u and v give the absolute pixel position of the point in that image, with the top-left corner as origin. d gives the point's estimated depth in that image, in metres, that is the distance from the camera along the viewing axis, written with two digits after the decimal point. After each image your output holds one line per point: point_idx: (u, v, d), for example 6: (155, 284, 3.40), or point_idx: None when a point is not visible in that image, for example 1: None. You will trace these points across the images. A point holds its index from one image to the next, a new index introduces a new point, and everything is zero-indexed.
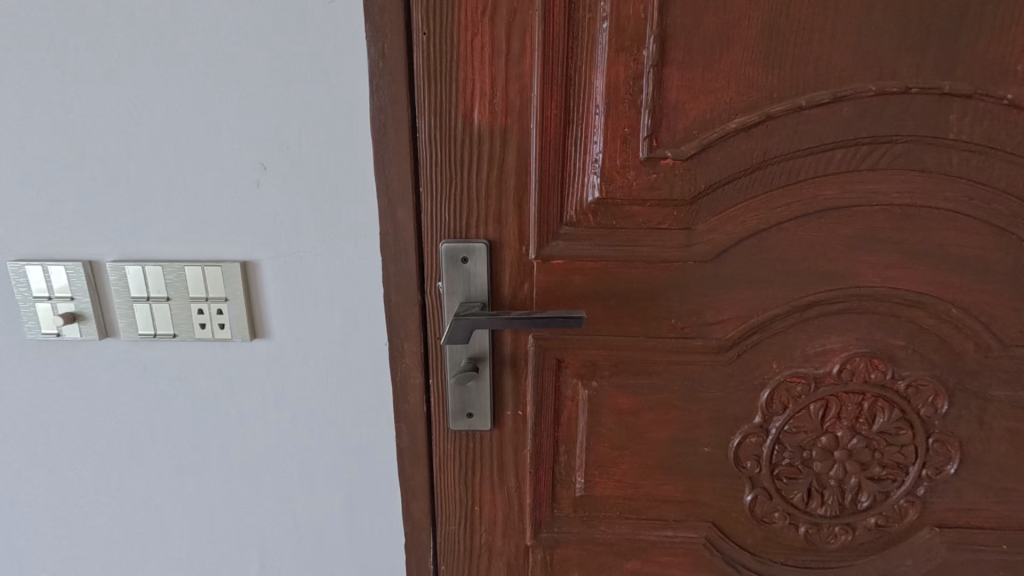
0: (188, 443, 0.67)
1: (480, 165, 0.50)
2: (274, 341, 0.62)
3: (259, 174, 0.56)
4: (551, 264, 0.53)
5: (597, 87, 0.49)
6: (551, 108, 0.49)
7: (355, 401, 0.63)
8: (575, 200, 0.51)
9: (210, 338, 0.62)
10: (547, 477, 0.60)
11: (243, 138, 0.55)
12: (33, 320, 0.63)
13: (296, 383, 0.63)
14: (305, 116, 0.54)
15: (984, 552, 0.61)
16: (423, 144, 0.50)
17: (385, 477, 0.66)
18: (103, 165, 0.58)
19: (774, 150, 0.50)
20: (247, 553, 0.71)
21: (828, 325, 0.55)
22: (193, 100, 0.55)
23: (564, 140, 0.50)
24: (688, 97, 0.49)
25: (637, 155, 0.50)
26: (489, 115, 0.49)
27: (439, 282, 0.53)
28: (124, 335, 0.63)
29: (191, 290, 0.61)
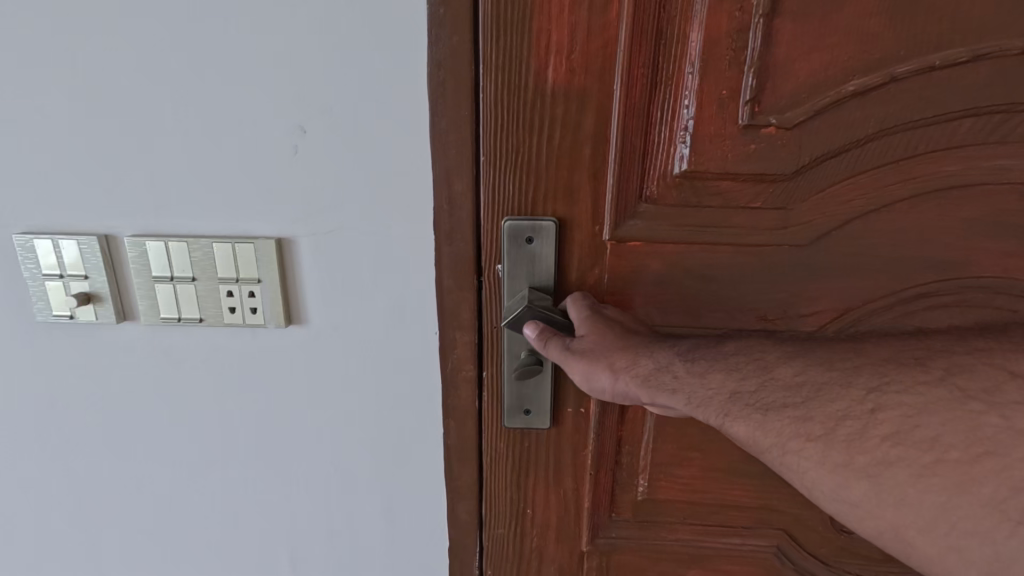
0: (214, 435, 0.62)
1: (553, 131, 0.44)
2: (311, 328, 0.57)
3: (298, 138, 0.51)
4: (625, 246, 0.48)
5: (692, 41, 0.43)
6: (639, 67, 0.43)
7: (397, 391, 0.59)
8: (657, 173, 0.46)
9: (240, 323, 0.57)
10: (607, 480, 0.55)
11: (285, 99, 0.50)
12: (42, 301, 0.58)
13: (335, 372, 0.58)
14: (353, 76, 0.49)
15: None
16: (487, 106, 0.44)
17: (427, 471, 0.62)
18: (120, 130, 0.52)
19: (893, 118, 0.44)
20: (277, 550, 0.67)
21: (934, 320, 0.50)
22: (229, 54, 0.49)
23: (649, 104, 0.44)
24: (798, 55, 0.43)
25: (736, 122, 0.45)
26: (567, 73, 0.43)
27: (499, 265, 0.48)
28: (144, 318, 0.58)
29: (220, 270, 0.55)
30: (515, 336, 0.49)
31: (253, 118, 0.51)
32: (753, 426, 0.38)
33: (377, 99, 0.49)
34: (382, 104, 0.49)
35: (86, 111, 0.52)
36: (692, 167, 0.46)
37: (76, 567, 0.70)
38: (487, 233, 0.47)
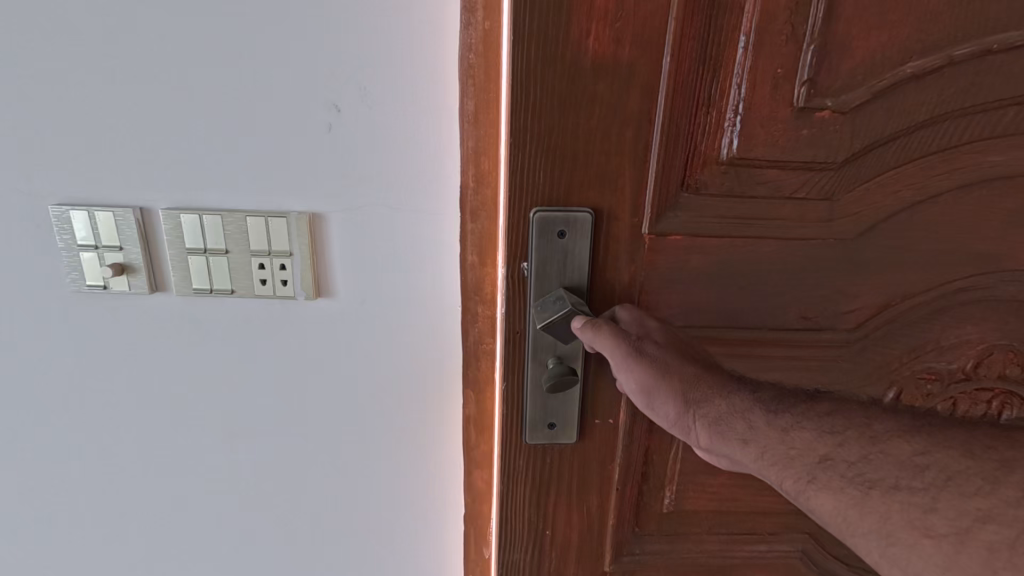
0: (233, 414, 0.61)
1: (591, 108, 0.40)
2: (338, 303, 0.56)
3: (332, 116, 0.49)
4: (666, 241, 0.45)
5: (747, 12, 0.40)
6: (689, 40, 0.39)
7: (417, 369, 0.58)
8: (701, 160, 0.43)
9: (272, 296, 0.56)
10: (632, 494, 0.51)
11: (321, 73, 0.48)
12: (77, 271, 0.56)
13: (361, 349, 0.57)
14: (393, 44, 0.47)
15: None
16: (515, 80, 0.39)
17: (444, 449, 0.61)
18: (144, 96, 0.50)
19: (945, 104, 0.44)
20: (293, 530, 0.67)
21: (966, 313, 0.50)
22: (263, 24, 0.48)
23: (698, 82, 0.41)
24: (859, 32, 0.41)
25: (790, 104, 0.42)
26: (607, 42, 0.38)
27: (524, 261, 0.44)
28: (177, 290, 0.56)
29: (253, 242, 0.54)
30: (540, 341, 0.45)
31: (288, 88, 0.49)
32: (842, 503, 0.35)
33: (413, 71, 0.48)
34: (416, 75, 0.48)
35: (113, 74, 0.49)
36: (740, 153, 0.43)
37: (86, 545, 0.69)
38: (512, 225, 0.43)
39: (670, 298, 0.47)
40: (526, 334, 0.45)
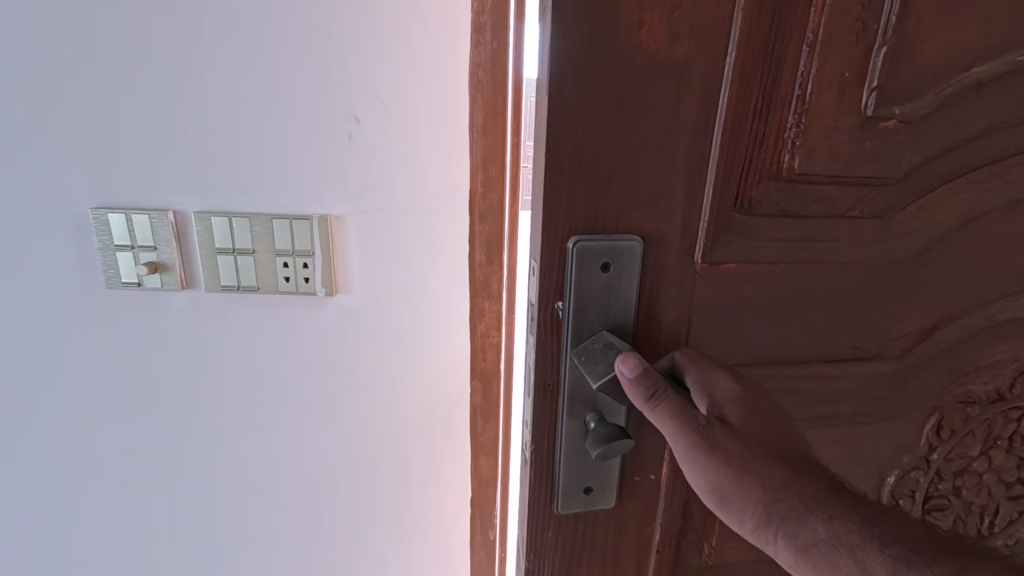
0: (286, 387, 0.73)
1: (645, 115, 0.34)
2: (354, 294, 0.69)
3: (351, 127, 0.62)
4: (719, 270, 0.40)
5: (815, 6, 0.34)
6: (753, 37, 0.34)
7: (428, 347, 0.72)
8: (761, 176, 0.38)
9: (295, 291, 0.68)
10: (671, 555, 0.45)
11: (351, 95, 0.62)
12: (112, 270, 0.67)
13: (382, 330, 0.71)
14: (417, 82, 0.61)
15: None
16: (555, 81, 0.32)
17: (452, 414, 0.74)
18: (212, 117, 0.62)
19: (996, 115, 0.42)
20: (329, 489, 0.78)
21: (1004, 334, 0.51)
22: (303, 56, 0.61)
23: (760, 86, 0.36)
24: (926, 34, 0.37)
25: (857, 112, 0.38)
26: (663, 36, 0.32)
27: (558, 302, 0.37)
28: (207, 285, 0.68)
29: (277, 244, 0.66)
30: (577, 394, 0.38)
31: (316, 104, 0.62)
32: None
33: (427, 104, 0.62)
34: (431, 108, 0.62)
35: (183, 99, 0.61)
36: (802, 169, 0.38)
37: (149, 511, 0.79)
38: (546, 257, 0.36)
39: (719, 332, 0.41)
40: (562, 387, 0.38)
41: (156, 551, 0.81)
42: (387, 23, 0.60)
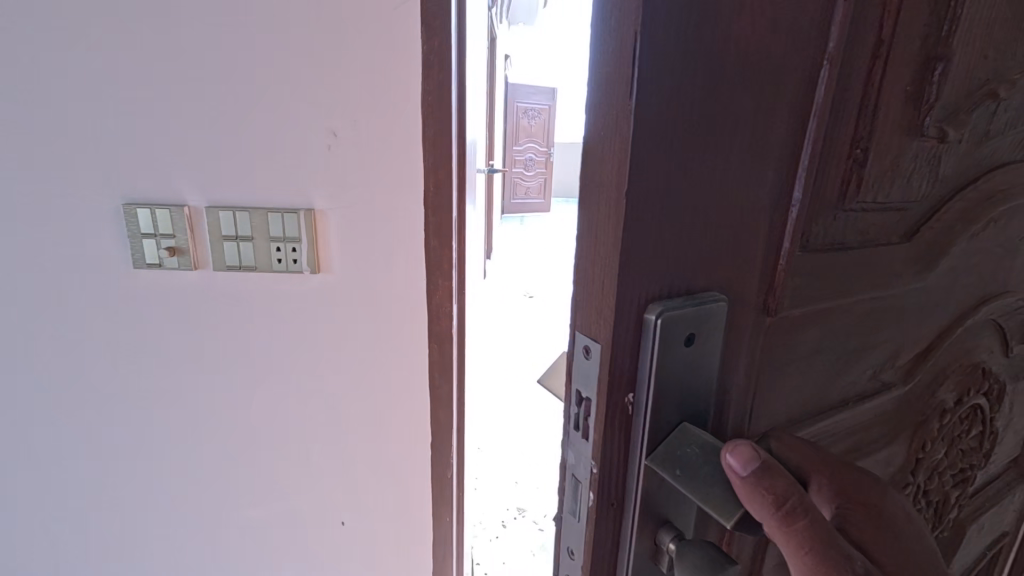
0: (282, 346, 0.89)
1: (733, 142, 0.31)
2: (332, 276, 0.86)
3: (331, 139, 0.80)
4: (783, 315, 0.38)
5: (875, 32, 0.34)
6: (827, 59, 0.33)
7: (384, 322, 0.89)
8: (826, 206, 0.37)
9: (284, 270, 0.85)
10: None
11: (329, 118, 0.79)
12: (138, 252, 0.83)
13: (352, 312, 0.88)
14: (383, 105, 0.79)
15: (983, 517, 0.75)
16: (660, 109, 0.28)
17: (408, 375, 0.92)
18: (222, 132, 0.79)
19: (989, 136, 0.46)
20: (308, 433, 0.95)
21: (960, 342, 0.56)
22: (290, 86, 0.78)
23: (834, 111, 0.35)
24: (961, 62, 0.39)
25: (903, 139, 0.38)
26: (755, 58, 0.30)
27: (630, 394, 0.33)
28: (215, 265, 0.84)
29: (271, 232, 0.83)
30: (648, 504, 0.34)
31: (303, 122, 0.79)
32: None
33: (391, 123, 0.80)
34: (394, 126, 0.80)
35: (198, 120, 0.78)
36: (858, 197, 0.38)
37: (161, 458, 0.96)
38: (621, 340, 0.32)
39: (771, 370, 0.40)
40: (630, 499, 0.34)
41: (168, 493, 0.98)
42: (352, 63, 0.77)
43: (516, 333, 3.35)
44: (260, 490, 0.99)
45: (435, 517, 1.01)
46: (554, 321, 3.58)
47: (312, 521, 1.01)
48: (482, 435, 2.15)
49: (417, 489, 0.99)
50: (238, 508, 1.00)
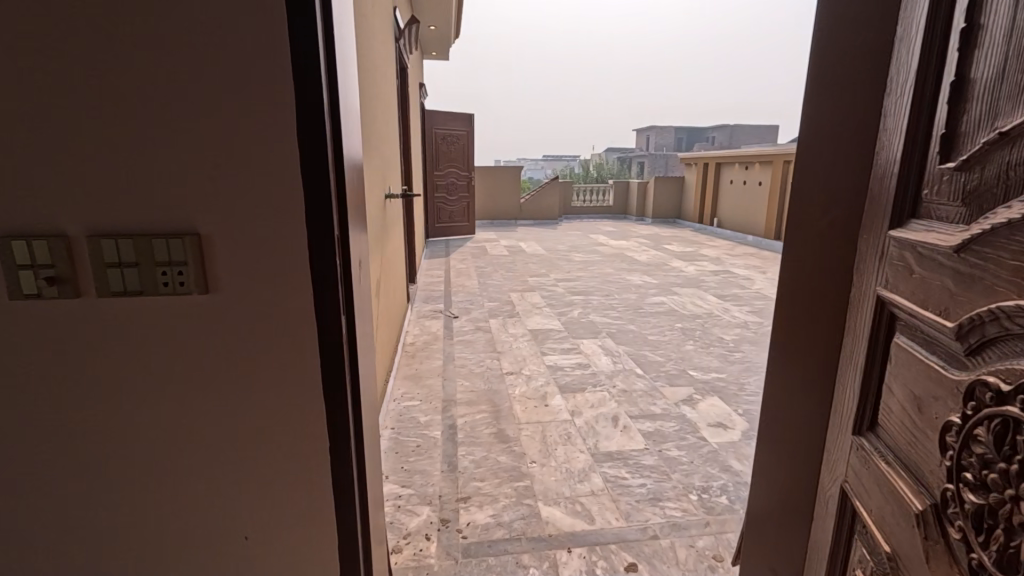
0: (174, 375, 0.83)
1: None
2: (221, 300, 0.81)
3: (213, 159, 0.75)
4: None
5: None
6: None
7: (278, 347, 0.84)
8: None
9: (171, 294, 0.79)
10: None
11: (207, 136, 0.74)
12: (14, 284, 0.76)
13: (246, 338, 0.83)
14: (266, 122, 0.75)
15: (842, 445, 0.86)
16: None
17: (308, 405, 0.87)
18: (85, 153, 0.73)
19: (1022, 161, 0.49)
20: (202, 471, 0.88)
21: (958, 298, 0.57)
22: (159, 103, 0.73)
23: None
24: None
25: None
26: None
27: None
28: (98, 292, 0.78)
29: (155, 256, 0.77)
30: None
31: (177, 140, 0.74)
32: None
33: (275, 138, 0.75)
34: (280, 144, 0.76)
35: (60, 141, 0.72)
36: None
37: (36, 514, 0.86)
38: None
39: None
40: None
41: (45, 552, 0.87)
42: (228, 79, 0.73)
43: (440, 353, 3.31)
44: (153, 541, 0.90)
45: (344, 555, 0.95)
46: (479, 338, 3.60)
47: (216, 566, 0.92)
48: (409, 457, 2.09)
49: (329, 526, 0.93)
50: (128, 562, 0.90)
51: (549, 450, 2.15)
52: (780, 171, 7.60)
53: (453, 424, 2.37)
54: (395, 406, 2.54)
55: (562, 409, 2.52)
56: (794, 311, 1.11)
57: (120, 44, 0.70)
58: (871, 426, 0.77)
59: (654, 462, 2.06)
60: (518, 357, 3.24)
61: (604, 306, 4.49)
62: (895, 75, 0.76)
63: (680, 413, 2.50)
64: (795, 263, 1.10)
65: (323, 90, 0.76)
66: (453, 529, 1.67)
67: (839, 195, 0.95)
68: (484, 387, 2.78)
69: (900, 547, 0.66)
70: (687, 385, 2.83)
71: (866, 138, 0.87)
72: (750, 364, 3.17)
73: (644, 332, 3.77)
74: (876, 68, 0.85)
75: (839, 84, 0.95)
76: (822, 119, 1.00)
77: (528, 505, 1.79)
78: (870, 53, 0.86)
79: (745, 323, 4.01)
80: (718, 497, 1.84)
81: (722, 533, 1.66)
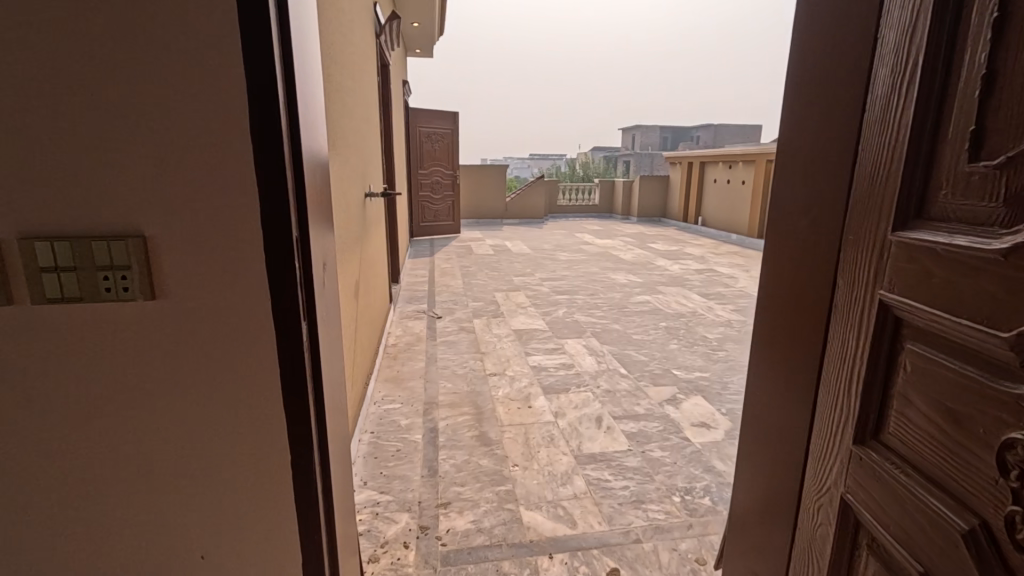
0: (121, 386, 0.78)
1: None
2: (168, 306, 0.76)
3: (158, 156, 0.70)
4: None
5: None
6: None
7: (234, 355, 0.79)
8: None
9: (115, 300, 0.74)
10: None
11: (151, 132, 0.70)
12: None
13: (198, 346, 0.78)
14: (217, 115, 0.70)
15: (841, 455, 0.85)
16: None
17: (267, 416, 0.83)
18: (17, 149, 0.68)
19: None
20: (153, 487, 0.83)
21: (1003, 311, 0.54)
22: (98, 96, 0.68)
23: None
24: None
25: None
26: None
27: None
28: (32, 299, 0.72)
29: (96, 260, 0.72)
30: None
31: (118, 135, 0.69)
32: None
33: (229, 134, 0.71)
34: (235, 140, 0.72)
35: None
36: None
37: None
38: None
39: None
40: None
41: None
42: (173, 71, 0.68)
43: (423, 354, 3.26)
44: (102, 562, 0.84)
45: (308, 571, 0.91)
46: (463, 339, 3.56)
47: None
48: (388, 462, 2.05)
49: (291, 541, 0.89)
50: None
51: (532, 452, 2.12)
52: (763, 170, 7.67)
53: (434, 427, 2.33)
54: (376, 409, 2.49)
55: (545, 410, 2.50)
56: (774, 314, 1.09)
57: (54, 32, 0.65)
58: (883, 435, 0.76)
59: (637, 464, 2.04)
60: (502, 357, 3.20)
61: (589, 305, 4.47)
62: (888, 77, 0.75)
63: (664, 413, 2.48)
64: (775, 267, 1.09)
65: (277, 81, 0.71)
66: (432, 536, 1.63)
67: (817, 198, 0.94)
68: (467, 388, 2.74)
69: (935, 567, 0.64)
70: (670, 384, 2.82)
71: (845, 141, 0.85)
72: (733, 362, 3.17)
73: (628, 331, 3.76)
74: (852, 69, 0.84)
75: (816, 87, 0.94)
76: (799, 122, 0.99)
77: (509, 510, 1.76)
78: (852, 45, 0.84)
79: (729, 321, 4.02)
80: (701, 498, 1.83)
81: (705, 535, 1.64)
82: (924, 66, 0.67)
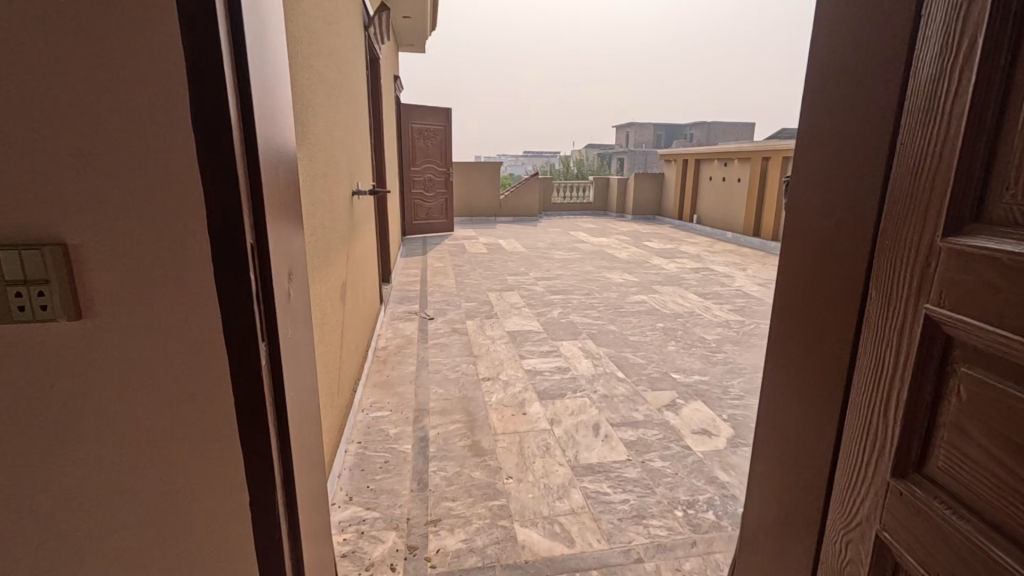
0: (42, 422, 0.66)
1: None
2: (98, 327, 0.65)
3: (82, 153, 0.60)
4: None
5: None
6: None
7: (180, 380, 0.69)
8: None
9: (30, 321, 0.62)
10: None
11: (73, 125, 0.60)
12: None
13: (137, 372, 0.67)
14: (153, 105, 0.61)
15: (874, 486, 0.77)
16: None
17: (220, 450, 0.72)
18: None
19: None
20: (86, 536, 0.71)
21: None
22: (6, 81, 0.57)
23: None
24: None
25: None
26: None
27: None
28: None
29: (6, 273, 0.60)
30: None
31: (32, 128, 0.59)
32: None
33: (171, 124, 0.61)
34: (177, 129, 0.61)
35: None
36: None
37: None
38: None
39: None
40: None
41: None
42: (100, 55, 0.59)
43: (413, 358, 3.15)
44: None
45: None
46: (455, 342, 3.46)
47: None
48: (375, 475, 1.94)
49: None
50: None
51: (527, 463, 2.02)
52: (759, 167, 7.60)
53: (424, 436, 2.23)
54: (364, 417, 2.38)
55: (540, 417, 2.40)
56: (790, 326, 1.01)
57: None
58: (928, 468, 0.68)
59: (637, 475, 1.95)
60: (496, 361, 3.10)
61: (584, 305, 4.38)
62: (934, 62, 0.66)
63: (663, 419, 2.40)
64: (791, 276, 1.00)
65: (224, 61, 0.60)
66: (421, 557, 1.53)
67: (841, 200, 0.85)
68: (459, 394, 2.64)
69: None
70: (669, 389, 2.73)
71: (878, 137, 0.77)
72: (733, 365, 3.09)
73: (624, 333, 3.67)
74: (886, 57, 0.75)
75: (839, 77, 0.85)
76: (819, 117, 0.90)
77: (503, 527, 1.66)
78: (894, 26, 0.73)
79: (727, 322, 3.94)
80: (705, 512, 1.74)
81: (710, 554, 1.55)
82: (977, 47, 0.59)
